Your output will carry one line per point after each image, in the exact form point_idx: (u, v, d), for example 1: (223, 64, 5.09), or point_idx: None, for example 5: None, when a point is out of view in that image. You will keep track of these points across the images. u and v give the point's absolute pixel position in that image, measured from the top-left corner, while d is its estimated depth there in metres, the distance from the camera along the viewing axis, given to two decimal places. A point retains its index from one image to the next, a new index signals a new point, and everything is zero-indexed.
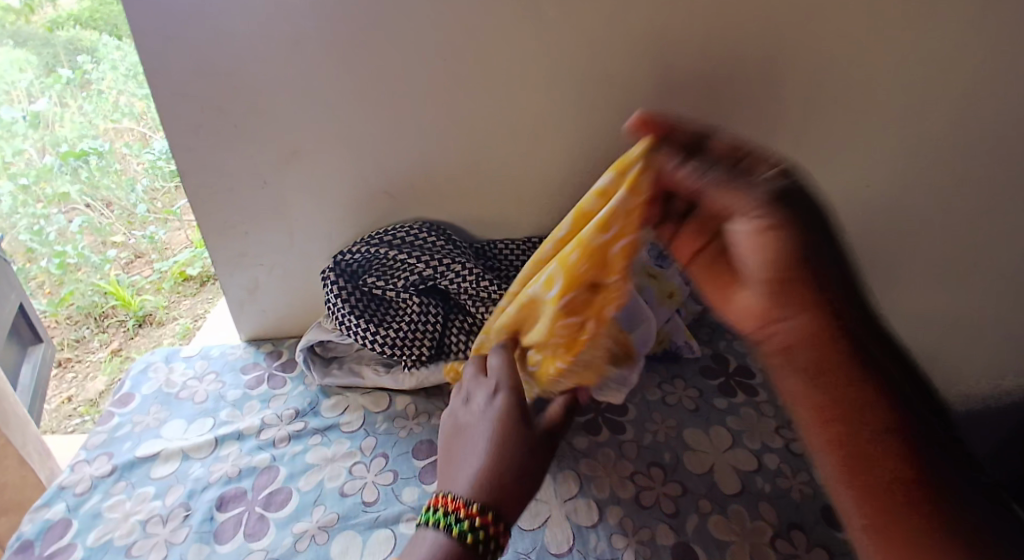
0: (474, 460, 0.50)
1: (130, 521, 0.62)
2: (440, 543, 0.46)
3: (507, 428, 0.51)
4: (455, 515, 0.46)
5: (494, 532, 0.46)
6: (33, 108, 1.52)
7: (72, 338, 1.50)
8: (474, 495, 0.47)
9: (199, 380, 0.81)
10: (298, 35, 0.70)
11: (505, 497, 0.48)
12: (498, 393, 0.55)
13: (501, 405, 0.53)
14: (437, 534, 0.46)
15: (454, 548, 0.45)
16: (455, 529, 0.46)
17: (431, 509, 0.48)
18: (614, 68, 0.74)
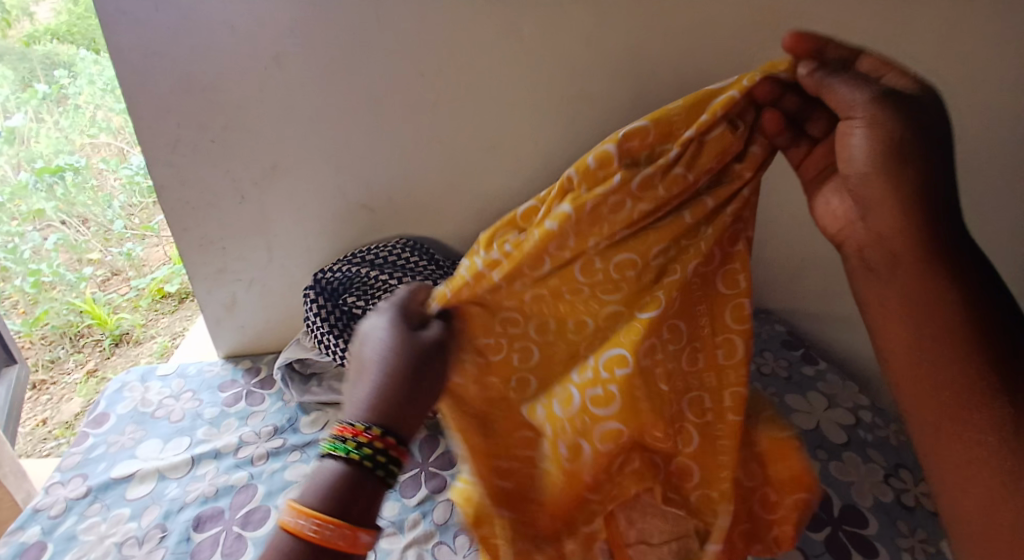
0: (367, 382, 0.47)
1: (106, 543, 0.62)
2: (339, 471, 0.42)
3: (401, 350, 0.47)
4: (355, 440, 0.43)
5: (399, 454, 0.44)
6: (8, 123, 1.49)
7: (46, 359, 1.47)
8: (368, 415, 0.44)
9: (176, 399, 0.80)
10: (275, 53, 0.71)
11: (397, 413, 0.45)
12: (397, 313, 0.51)
13: (400, 327, 0.49)
14: (336, 463, 0.42)
15: (356, 474, 0.42)
16: (356, 456, 0.42)
17: (333, 436, 0.43)
18: (586, 86, 0.75)
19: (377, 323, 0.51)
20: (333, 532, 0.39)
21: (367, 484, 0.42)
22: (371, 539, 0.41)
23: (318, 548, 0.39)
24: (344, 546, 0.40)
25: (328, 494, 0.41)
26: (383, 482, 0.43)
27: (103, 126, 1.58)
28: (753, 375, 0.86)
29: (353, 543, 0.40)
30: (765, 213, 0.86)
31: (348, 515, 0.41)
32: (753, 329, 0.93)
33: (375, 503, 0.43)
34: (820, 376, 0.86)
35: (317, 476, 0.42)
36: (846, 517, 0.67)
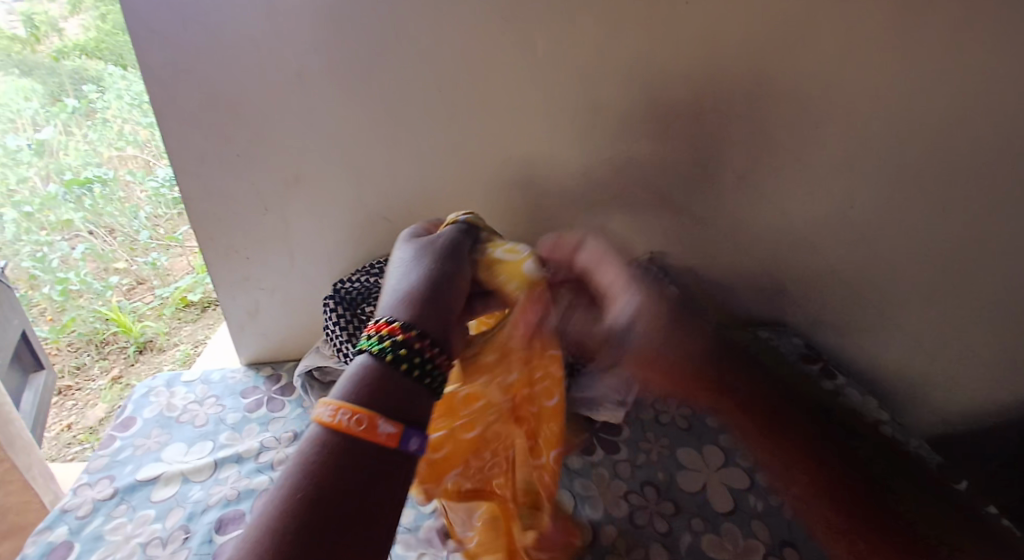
0: (403, 287, 0.47)
1: (132, 542, 0.64)
2: (371, 368, 0.41)
3: (439, 264, 0.49)
4: (388, 339, 0.42)
5: (432, 355, 0.42)
6: (38, 136, 1.56)
7: (72, 365, 1.51)
8: (404, 311, 0.44)
9: (200, 404, 0.82)
10: (299, 70, 0.73)
11: (429, 319, 0.44)
12: (434, 238, 0.54)
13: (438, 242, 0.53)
14: (367, 361, 0.41)
15: (384, 370, 0.41)
16: (385, 354, 0.41)
17: (366, 336, 0.43)
18: (600, 100, 0.76)
19: (406, 244, 0.54)
20: (351, 419, 0.38)
21: (394, 380, 0.41)
22: (392, 429, 0.38)
23: (340, 437, 0.37)
24: (360, 433, 0.37)
25: (355, 389, 0.40)
26: (418, 381, 0.41)
27: (126, 139, 1.62)
28: None
29: (372, 431, 0.38)
30: (779, 225, 0.86)
31: (380, 404, 0.39)
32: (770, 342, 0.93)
33: (413, 401, 0.41)
34: (840, 391, 0.86)
35: (350, 375, 0.41)
36: None
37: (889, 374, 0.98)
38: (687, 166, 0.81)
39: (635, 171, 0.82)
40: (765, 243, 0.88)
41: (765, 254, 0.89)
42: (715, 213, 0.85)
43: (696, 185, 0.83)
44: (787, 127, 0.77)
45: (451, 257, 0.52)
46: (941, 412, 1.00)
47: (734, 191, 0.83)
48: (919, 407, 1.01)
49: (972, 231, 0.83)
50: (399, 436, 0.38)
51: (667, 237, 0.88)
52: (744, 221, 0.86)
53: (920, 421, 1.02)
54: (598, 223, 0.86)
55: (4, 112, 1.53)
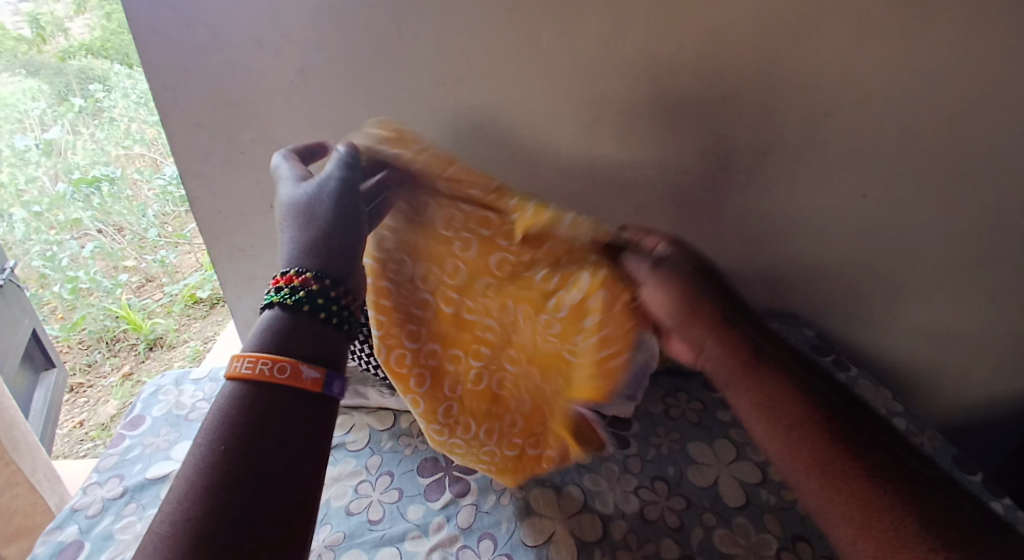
0: (300, 234, 0.48)
1: (142, 542, 0.64)
2: (279, 318, 0.44)
3: (327, 202, 0.50)
4: (299, 291, 0.44)
5: (324, 290, 0.45)
6: (46, 135, 1.55)
7: (84, 362, 1.52)
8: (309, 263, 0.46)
9: (209, 402, 0.83)
10: (300, 67, 0.72)
11: (333, 261, 0.47)
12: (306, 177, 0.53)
13: (319, 181, 0.52)
14: (278, 313, 0.44)
15: (291, 316, 0.44)
16: (287, 300, 0.44)
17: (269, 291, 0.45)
18: (606, 92, 0.75)
19: (287, 187, 0.54)
20: (272, 366, 0.40)
21: (302, 320, 0.44)
22: (317, 372, 0.42)
23: (261, 389, 0.40)
24: (285, 379, 0.40)
25: (268, 337, 0.43)
26: (331, 326, 0.45)
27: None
28: None
29: (298, 379, 0.40)
30: (791, 218, 0.84)
31: (298, 352, 0.42)
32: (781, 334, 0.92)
33: (328, 345, 0.44)
34: (851, 383, 0.85)
35: (261, 325, 0.44)
36: None
37: (904, 365, 0.97)
38: (695, 157, 0.79)
39: (644, 164, 0.80)
40: (774, 233, 0.86)
41: (773, 245, 0.87)
42: (724, 204, 0.84)
43: (704, 177, 0.81)
44: (797, 116, 0.76)
45: (343, 194, 0.51)
46: (952, 398, 0.99)
47: (743, 181, 0.81)
48: (931, 395, 1.00)
49: (990, 219, 0.81)
50: (323, 380, 0.42)
51: (673, 230, 0.87)
52: (753, 212, 0.84)
53: (931, 410, 1.01)
54: (604, 216, 0.85)
55: (12, 112, 1.51)
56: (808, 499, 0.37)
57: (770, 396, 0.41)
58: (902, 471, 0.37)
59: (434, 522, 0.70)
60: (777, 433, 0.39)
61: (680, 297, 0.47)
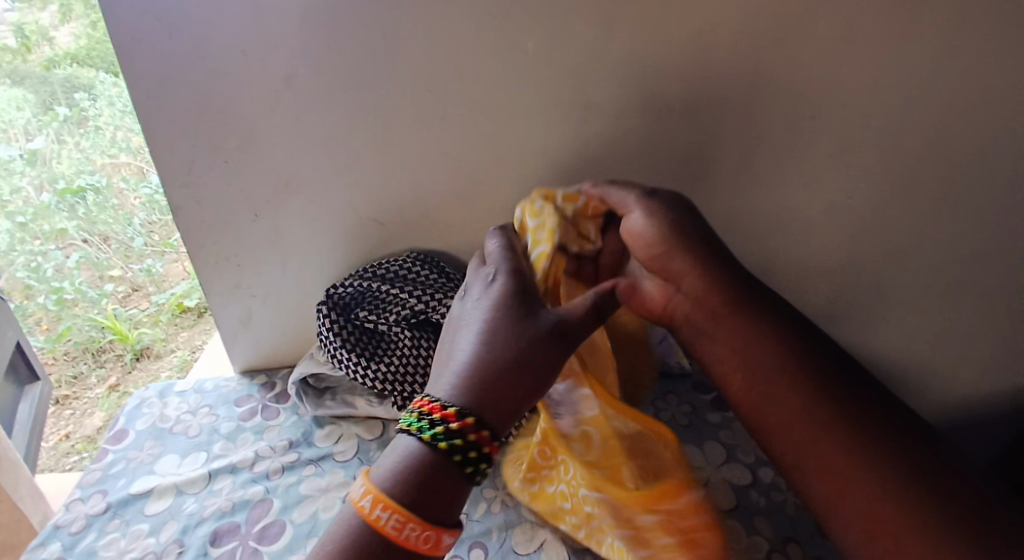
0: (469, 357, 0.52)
1: (125, 558, 0.67)
2: (418, 450, 0.49)
3: (506, 336, 0.52)
4: (440, 425, 0.49)
5: (477, 442, 0.49)
6: (31, 146, 1.54)
7: (70, 375, 1.49)
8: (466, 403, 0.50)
9: (194, 414, 0.85)
10: (284, 74, 0.72)
11: (485, 395, 0.51)
12: (509, 284, 0.56)
13: (505, 300, 0.55)
14: (415, 445, 0.50)
15: (433, 454, 0.49)
16: (433, 439, 0.49)
17: (414, 414, 0.51)
18: (592, 96, 0.75)
19: (488, 289, 0.57)
20: (387, 517, 0.47)
21: (442, 466, 0.49)
22: (446, 541, 0.48)
23: (392, 543, 0.47)
24: (421, 547, 0.47)
25: (406, 480, 0.48)
26: (459, 470, 0.49)
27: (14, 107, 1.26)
28: None
29: (431, 546, 0.47)
30: (778, 219, 0.85)
31: (424, 505, 0.48)
32: None
33: (453, 489, 0.49)
34: None
35: (397, 457, 0.50)
36: None
37: (896, 363, 0.97)
38: (683, 160, 0.80)
39: (633, 168, 0.80)
40: (762, 234, 0.86)
41: (761, 246, 0.88)
42: (712, 206, 0.84)
43: (691, 179, 0.81)
44: (782, 118, 0.76)
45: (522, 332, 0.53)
46: (943, 396, 1.00)
47: (730, 183, 0.82)
48: (922, 393, 1.00)
49: (974, 218, 0.82)
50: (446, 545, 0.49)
51: None
52: (741, 214, 0.84)
53: (923, 408, 1.01)
54: None
55: None
56: (734, 391, 0.56)
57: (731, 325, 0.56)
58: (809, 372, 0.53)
59: None
60: (727, 350, 0.56)
61: (664, 233, 0.56)
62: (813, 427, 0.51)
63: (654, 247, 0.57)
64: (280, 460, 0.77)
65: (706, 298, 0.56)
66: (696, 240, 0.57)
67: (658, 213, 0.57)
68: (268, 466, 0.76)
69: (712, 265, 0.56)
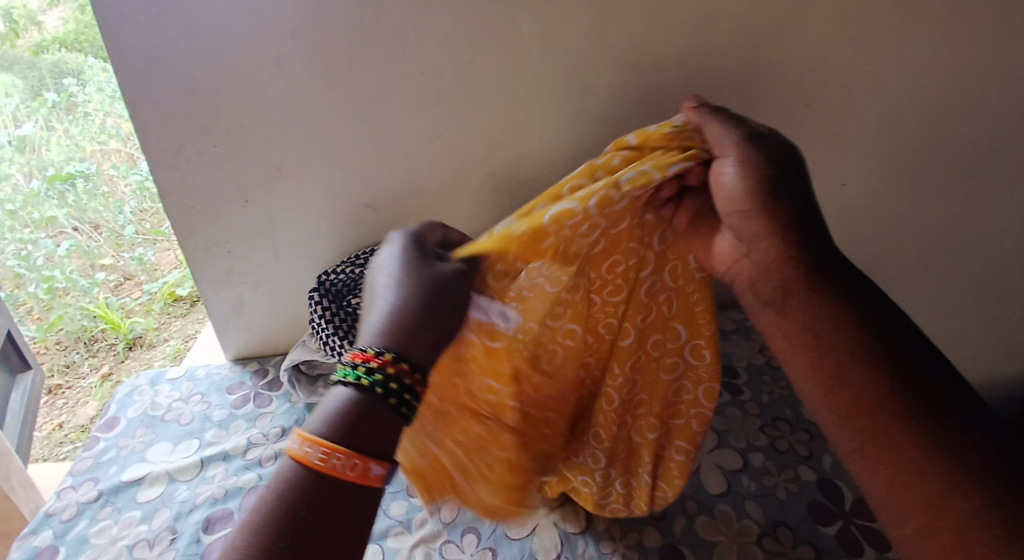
0: (387, 316, 0.50)
1: (117, 545, 0.67)
2: (350, 397, 0.45)
3: (414, 286, 0.52)
4: (366, 367, 0.46)
5: (413, 384, 0.47)
6: (19, 132, 1.50)
7: (62, 363, 1.49)
8: (381, 346, 0.48)
9: (185, 402, 0.85)
10: (274, 55, 0.70)
11: (413, 346, 0.49)
12: (412, 247, 0.56)
13: (413, 266, 0.54)
14: (345, 392, 0.46)
15: (367, 398, 0.45)
16: (364, 382, 0.46)
17: (346, 366, 0.47)
18: (587, 81, 0.74)
19: (387, 258, 0.56)
20: (316, 452, 0.42)
21: (376, 408, 0.45)
22: (383, 473, 0.44)
23: (328, 477, 0.42)
24: (355, 477, 0.43)
25: (338, 418, 0.44)
26: (394, 410, 0.46)
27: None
28: (763, 368, 0.88)
29: (366, 476, 0.43)
30: None
31: (355, 443, 0.44)
32: None
33: (391, 431, 0.46)
34: None
35: (327, 403, 0.46)
36: (857, 510, 0.70)
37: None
38: None
39: None
40: None
41: None
42: None
43: None
44: (778, 103, 0.75)
45: (434, 283, 0.52)
46: None
47: None
48: None
49: (968, 206, 0.82)
50: (386, 477, 0.44)
51: None
52: None
53: None
54: None
55: None
56: (795, 374, 0.45)
57: (803, 299, 0.44)
58: (899, 367, 0.41)
59: (417, 518, 0.70)
60: (799, 328, 0.44)
61: (750, 185, 0.46)
62: (879, 431, 0.40)
63: (738, 202, 0.47)
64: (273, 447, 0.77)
65: (775, 266, 0.45)
66: (787, 199, 0.45)
67: (751, 163, 0.46)
68: (261, 453, 0.77)
69: (797, 224, 0.45)
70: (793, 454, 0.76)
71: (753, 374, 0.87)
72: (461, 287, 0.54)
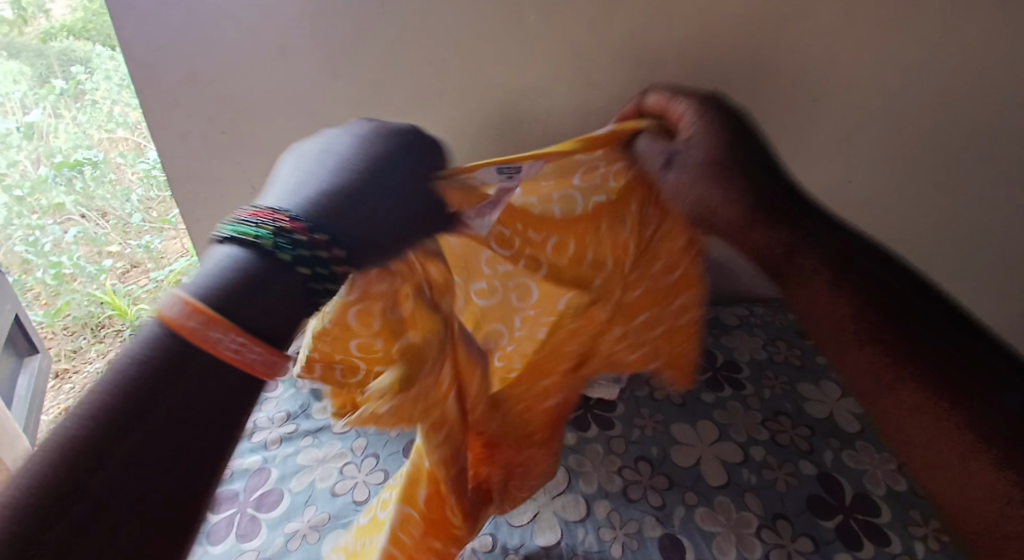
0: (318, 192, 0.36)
1: None
2: (245, 264, 0.32)
3: (379, 163, 0.40)
4: (275, 231, 0.33)
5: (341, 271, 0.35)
6: (27, 119, 1.53)
7: (69, 348, 1.51)
8: (318, 209, 0.35)
9: None
10: (281, 44, 0.71)
11: (351, 227, 0.36)
12: (381, 136, 0.43)
13: (378, 149, 0.41)
14: (241, 255, 0.32)
15: (274, 266, 0.32)
16: (273, 248, 0.32)
17: (245, 223, 0.33)
18: (592, 73, 0.74)
19: (349, 145, 0.41)
20: (199, 327, 0.29)
21: (287, 283, 0.33)
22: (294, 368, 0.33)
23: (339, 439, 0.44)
24: (259, 371, 0.31)
25: (232, 285, 0.31)
26: (309, 295, 0.34)
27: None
28: (765, 363, 0.88)
29: (264, 366, 0.31)
30: None
31: (256, 326, 0.31)
32: (764, 318, 0.95)
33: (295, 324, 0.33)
34: None
35: (212, 266, 0.32)
36: (857, 505, 0.70)
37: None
38: None
39: None
40: None
41: None
42: None
43: None
44: (782, 98, 0.75)
45: (407, 190, 0.42)
46: None
47: None
48: None
49: (970, 203, 0.83)
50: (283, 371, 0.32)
51: None
52: None
53: None
54: None
55: None
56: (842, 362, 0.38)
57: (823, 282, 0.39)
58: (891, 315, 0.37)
59: None
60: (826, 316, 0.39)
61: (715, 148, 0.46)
62: (919, 400, 0.34)
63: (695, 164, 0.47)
64: (278, 432, 0.79)
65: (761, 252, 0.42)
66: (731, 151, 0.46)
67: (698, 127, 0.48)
68: (266, 437, 0.78)
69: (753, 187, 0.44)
70: (794, 448, 0.76)
71: (755, 369, 0.87)
72: (429, 198, 0.45)
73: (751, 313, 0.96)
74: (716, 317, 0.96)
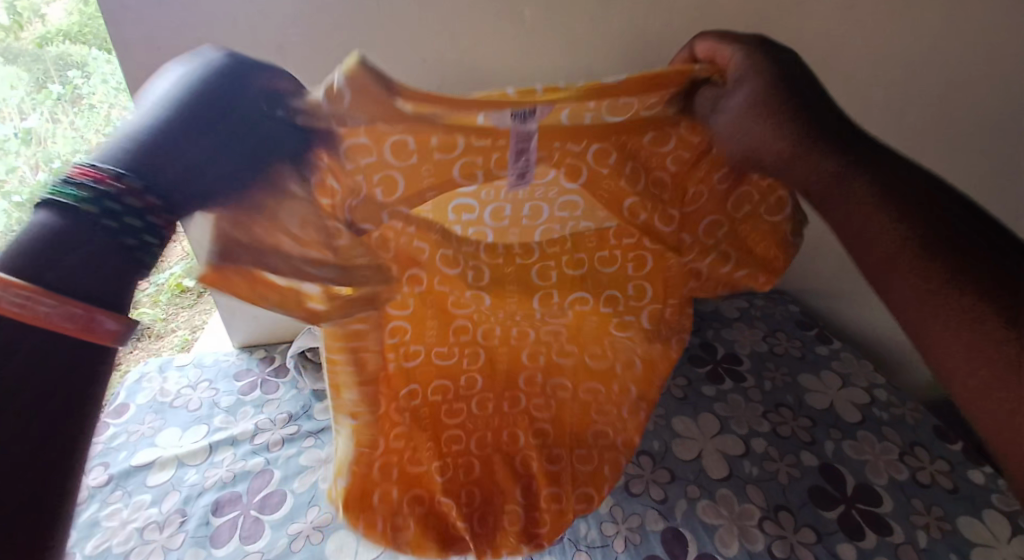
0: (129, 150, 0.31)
1: (128, 528, 0.69)
2: (50, 224, 0.29)
3: (197, 104, 0.34)
4: (84, 185, 0.29)
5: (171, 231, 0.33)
6: None
7: None
8: (113, 158, 0.30)
9: (193, 389, 0.87)
10: (276, 44, 0.71)
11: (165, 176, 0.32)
12: (198, 74, 0.36)
13: (195, 91, 0.35)
14: (38, 215, 0.29)
15: (82, 225, 0.30)
16: (75, 201, 0.29)
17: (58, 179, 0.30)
18: (589, 68, 0.74)
19: (168, 83, 0.35)
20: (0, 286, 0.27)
21: (97, 243, 0.30)
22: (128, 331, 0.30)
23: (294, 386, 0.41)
24: (74, 332, 0.28)
25: (29, 247, 0.28)
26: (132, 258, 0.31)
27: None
28: (765, 355, 0.88)
29: (89, 332, 0.29)
30: None
31: (63, 286, 0.28)
32: (765, 310, 0.95)
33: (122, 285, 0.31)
34: (834, 356, 0.87)
35: (18, 229, 0.29)
36: (859, 495, 0.70)
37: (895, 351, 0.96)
38: None
39: None
40: None
41: None
42: None
43: None
44: None
45: (244, 131, 0.36)
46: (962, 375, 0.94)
47: None
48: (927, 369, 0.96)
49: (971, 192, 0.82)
50: (123, 337, 0.30)
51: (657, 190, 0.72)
52: None
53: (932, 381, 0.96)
54: None
55: None
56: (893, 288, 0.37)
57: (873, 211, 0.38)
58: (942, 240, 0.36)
59: None
60: (879, 243, 0.38)
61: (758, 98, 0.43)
62: (968, 306, 0.33)
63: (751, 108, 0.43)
64: (280, 433, 0.79)
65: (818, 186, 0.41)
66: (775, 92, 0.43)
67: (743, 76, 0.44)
68: (268, 439, 0.78)
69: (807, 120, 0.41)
70: (796, 439, 0.76)
71: (756, 361, 0.87)
72: (270, 151, 0.39)
73: (751, 306, 0.96)
74: (715, 310, 0.96)
